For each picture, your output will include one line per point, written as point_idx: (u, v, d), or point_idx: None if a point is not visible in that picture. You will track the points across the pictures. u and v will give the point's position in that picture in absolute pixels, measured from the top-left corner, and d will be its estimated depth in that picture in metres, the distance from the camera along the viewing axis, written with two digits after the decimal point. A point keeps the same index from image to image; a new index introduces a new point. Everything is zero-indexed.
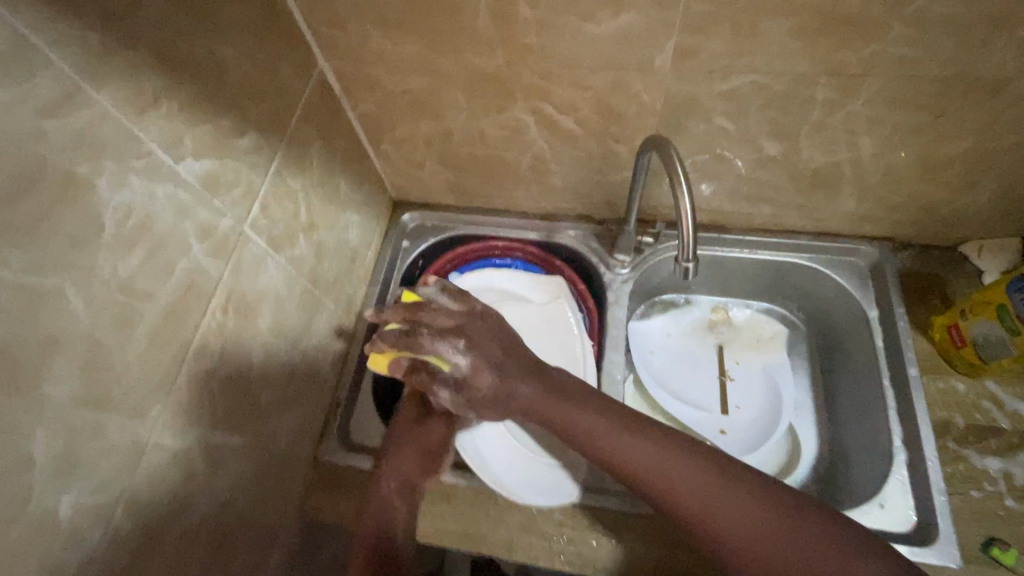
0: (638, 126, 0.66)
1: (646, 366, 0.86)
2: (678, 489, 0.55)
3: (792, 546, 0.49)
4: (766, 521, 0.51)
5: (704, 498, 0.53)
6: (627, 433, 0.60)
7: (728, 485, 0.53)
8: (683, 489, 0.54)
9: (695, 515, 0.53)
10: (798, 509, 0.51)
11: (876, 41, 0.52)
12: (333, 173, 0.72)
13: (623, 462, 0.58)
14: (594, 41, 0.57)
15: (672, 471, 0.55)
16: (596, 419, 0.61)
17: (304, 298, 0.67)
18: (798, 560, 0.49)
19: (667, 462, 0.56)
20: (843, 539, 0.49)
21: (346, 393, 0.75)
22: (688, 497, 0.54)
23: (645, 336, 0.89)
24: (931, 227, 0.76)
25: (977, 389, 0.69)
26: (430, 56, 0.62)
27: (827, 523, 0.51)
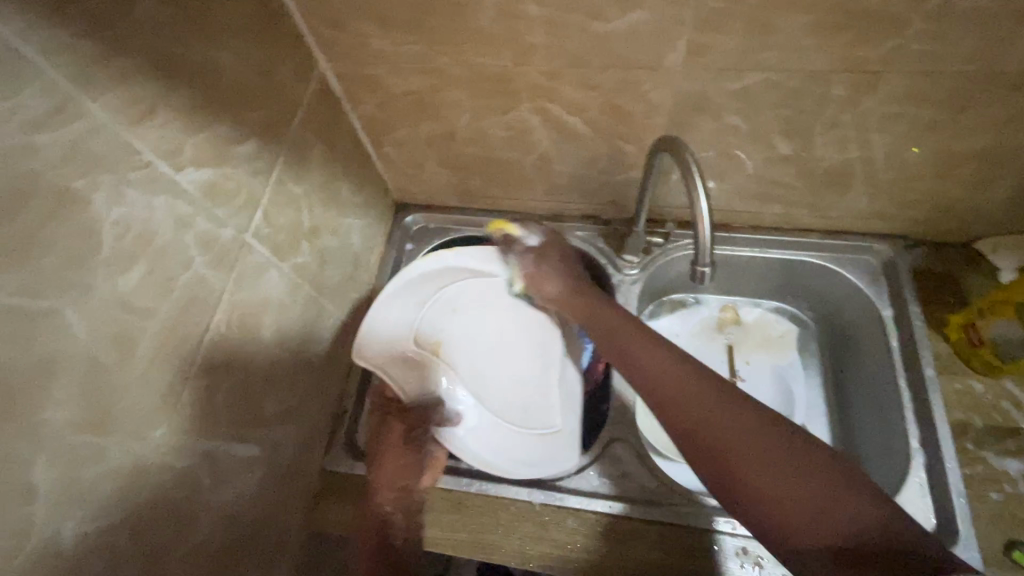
0: (647, 126, 0.64)
1: None
2: (682, 402, 0.49)
3: (770, 455, 0.42)
4: (766, 431, 0.43)
5: (705, 407, 0.47)
6: (662, 348, 0.57)
7: (717, 390, 0.48)
8: (672, 391, 0.51)
9: (679, 416, 0.49)
10: (783, 427, 0.44)
11: (896, 37, 0.50)
12: (335, 178, 0.70)
13: (631, 366, 0.58)
14: (603, 40, 0.55)
15: (684, 393, 0.50)
16: (619, 321, 0.63)
17: (308, 306, 0.66)
18: (777, 474, 0.41)
19: (683, 376, 0.52)
20: (830, 465, 0.41)
21: (351, 401, 0.74)
22: (677, 407, 0.49)
23: None
24: (945, 225, 0.74)
25: (995, 389, 0.68)
26: (433, 56, 0.61)
27: (813, 450, 0.42)
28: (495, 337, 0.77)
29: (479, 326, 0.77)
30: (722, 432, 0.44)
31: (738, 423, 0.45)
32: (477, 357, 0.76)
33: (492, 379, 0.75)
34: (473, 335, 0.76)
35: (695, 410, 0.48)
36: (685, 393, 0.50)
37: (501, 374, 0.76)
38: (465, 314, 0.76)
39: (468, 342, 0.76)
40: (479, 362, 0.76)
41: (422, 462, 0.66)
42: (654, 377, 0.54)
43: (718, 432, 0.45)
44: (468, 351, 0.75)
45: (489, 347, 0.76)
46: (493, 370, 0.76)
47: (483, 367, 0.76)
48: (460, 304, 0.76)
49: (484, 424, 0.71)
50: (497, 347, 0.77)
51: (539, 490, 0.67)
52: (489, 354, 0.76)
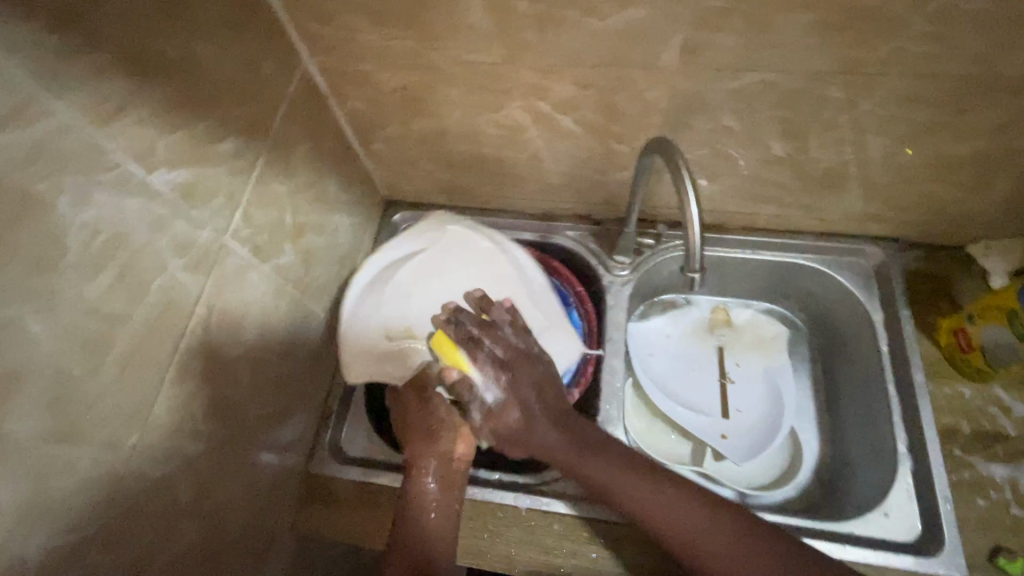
0: (641, 125, 0.63)
1: (646, 368, 0.84)
2: (694, 545, 0.54)
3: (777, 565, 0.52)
4: (746, 541, 0.54)
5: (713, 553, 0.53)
6: (635, 476, 0.58)
7: (724, 526, 0.54)
8: (680, 531, 0.55)
9: (706, 565, 0.53)
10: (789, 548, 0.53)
11: (894, 39, 0.49)
12: (322, 175, 0.68)
13: (625, 499, 0.57)
14: (597, 38, 0.53)
15: (685, 528, 0.54)
16: (581, 454, 0.59)
17: (292, 307, 0.64)
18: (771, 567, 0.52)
19: (688, 519, 0.55)
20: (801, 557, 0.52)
21: (337, 403, 0.73)
22: (700, 553, 0.54)
23: (645, 337, 0.86)
24: (937, 228, 0.74)
25: (984, 394, 0.68)
26: (422, 51, 0.59)
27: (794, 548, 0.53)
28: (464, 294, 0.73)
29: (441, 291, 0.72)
30: (682, 527, 0.55)
31: (739, 567, 0.53)
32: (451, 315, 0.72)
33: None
34: (444, 296, 0.72)
35: (702, 546, 0.54)
36: (682, 521, 0.55)
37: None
38: (434, 281, 0.73)
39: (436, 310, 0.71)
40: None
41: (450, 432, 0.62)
42: (657, 518, 0.56)
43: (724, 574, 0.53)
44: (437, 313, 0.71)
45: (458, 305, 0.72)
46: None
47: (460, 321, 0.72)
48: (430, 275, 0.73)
49: None
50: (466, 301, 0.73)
51: (527, 494, 0.66)
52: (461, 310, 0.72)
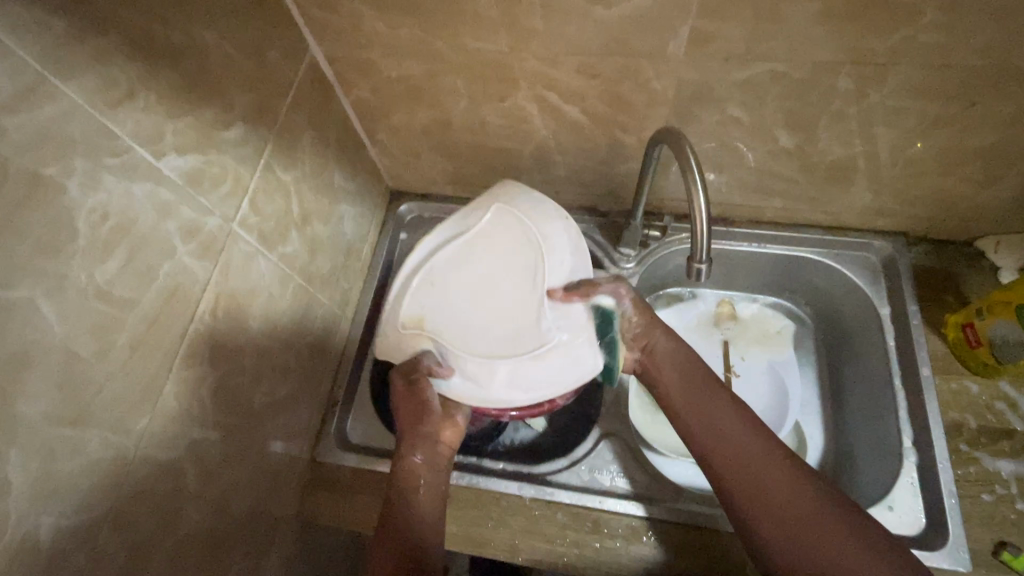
0: (647, 116, 0.63)
1: None
2: (767, 493, 0.51)
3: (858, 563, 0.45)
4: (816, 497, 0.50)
5: (778, 499, 0.50)
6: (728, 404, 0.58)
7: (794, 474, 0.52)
8: (747, 461, 0.53)
9: (755, 493, 0.51)
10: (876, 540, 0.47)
11: (906, 28, 0.49)
12: (327, 165, 0.68)
13: (702, 423, 0.57)
14: (604, 26, 0.53)
15: (759, 470, 0.52)
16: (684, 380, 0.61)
17: (298, 296, 0.64)
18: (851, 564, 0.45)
19: (761, 455, 0.53)
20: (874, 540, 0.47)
21: (342, 392, 0.73)
22: (755, 479, 0.52)
23: None
24: (946, 223, 0.73)
25: (991, 390, 0.67)
26: (428, 40, 0.59)
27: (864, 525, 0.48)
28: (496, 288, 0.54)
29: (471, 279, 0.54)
30: (752, 458, 0.53)
31: (814, 524, 0.48)
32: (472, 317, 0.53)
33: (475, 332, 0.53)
34: (469, 291, 0.54)
35: (768, 494, 0.51)
36: (761, 470, 0.52)
37: (496, 323, 0.53)
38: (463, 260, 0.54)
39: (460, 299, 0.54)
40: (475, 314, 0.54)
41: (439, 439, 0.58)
42: (728, 442, 0.55)
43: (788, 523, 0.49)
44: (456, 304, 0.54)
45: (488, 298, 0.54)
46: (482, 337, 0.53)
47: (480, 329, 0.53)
48: (459, 262, 0.55)
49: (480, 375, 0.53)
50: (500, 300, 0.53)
51: (530, 484, 0.67)
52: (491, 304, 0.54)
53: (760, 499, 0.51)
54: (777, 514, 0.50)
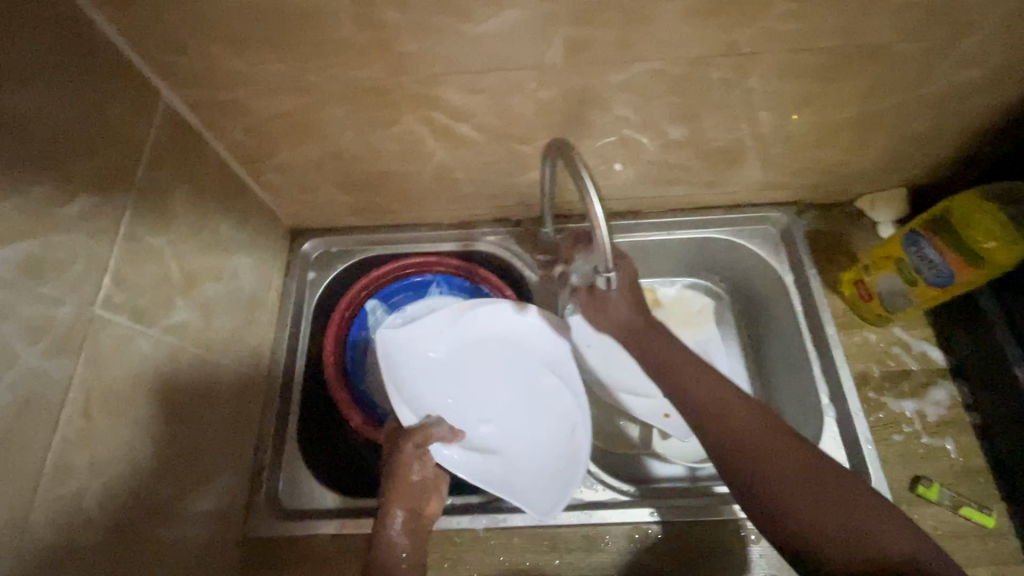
0: (539, 125, 0.62)
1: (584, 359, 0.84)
2: (770, 454, 0.50)
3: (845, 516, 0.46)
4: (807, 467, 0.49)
5: (780, 474, 0.49)
6: (714, 380, 0.57)
7: (778, 436, 0.52)
8: (740, 434, 0.52)
9: (750, 459, 0.51)
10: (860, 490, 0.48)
11: (763, 19, 0.50)
12: (208, 217, 0.62)
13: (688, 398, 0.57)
14: (476, 43, 0.51)
15: (760, 442, 0.51)
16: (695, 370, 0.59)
17: (196, 367, 0.58)
18: (838, 521, 0.46)
19: (749, 422, 0.53)
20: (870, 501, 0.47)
21: (267, 454, 0.68)
22: (749, 446, 0.51)
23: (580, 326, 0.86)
24: (829, 189, 0.78)
25: (887, 336, 0.73)
26: (296, 73, 0.54)
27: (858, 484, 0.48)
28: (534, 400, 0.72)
29: (542, 397, 0.72)
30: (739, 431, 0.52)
31: (811, 494, 0.48)
32: (486, 402, 0.72)
33: (461, 408, 0.71)
34: (461, 383, 0.72)
35: (761, 449, 0.51)
36: (758, 444, 0.51)
37: (481, 417, 0.71)
38: (461, 356, 0.73)
39: (524, 359, 0.74)
40: (465, 396, 0.72)
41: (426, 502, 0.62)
42: (717, 418, 0.54)
43: (766, 466, 0.50)
44: (522, 357, 0.74)
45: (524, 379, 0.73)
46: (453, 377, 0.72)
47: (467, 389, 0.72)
48: (447, 355, 0.73)
49: (478, 437, 0.69)
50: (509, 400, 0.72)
51: (483, 514, 0.66)
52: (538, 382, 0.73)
53: (746, 453, 0.51)
54: (762, 462, 0.50)
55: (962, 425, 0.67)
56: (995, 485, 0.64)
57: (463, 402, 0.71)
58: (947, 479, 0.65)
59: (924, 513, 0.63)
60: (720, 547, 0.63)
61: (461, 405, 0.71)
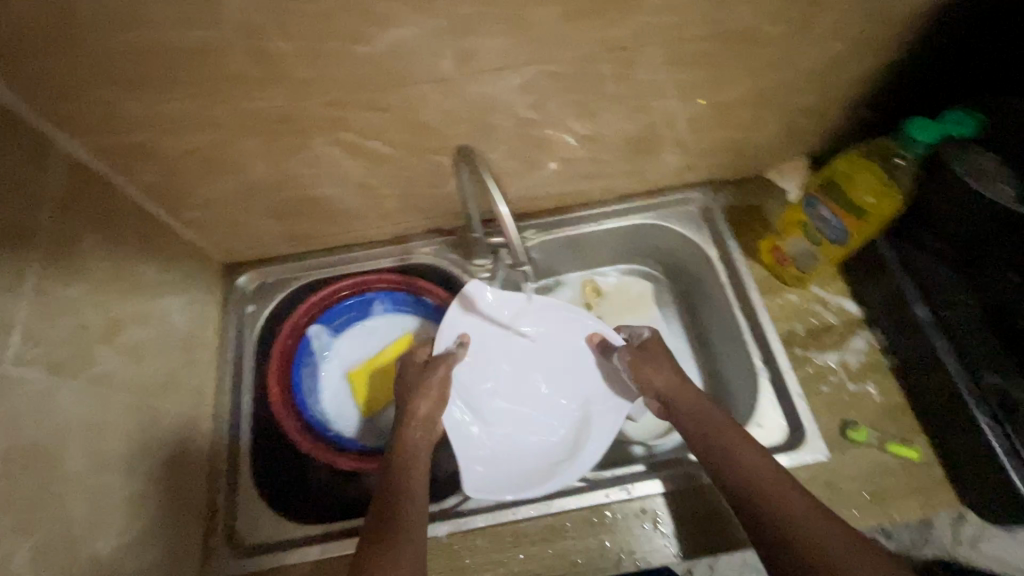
0: (449, 135, 0.64)
1: None
2: (802, 518, 0.55)
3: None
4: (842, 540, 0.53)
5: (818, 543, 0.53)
6: (756, 452, 0.61)
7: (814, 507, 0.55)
8: (778, 505, 0.56)
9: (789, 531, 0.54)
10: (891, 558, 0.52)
11: (637, 15, 0.54)
12: (128, 262, 0.62)
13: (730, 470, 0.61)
14: (370, 63, 0.53)
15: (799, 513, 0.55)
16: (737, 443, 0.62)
17: (129, 414, 0.58)
18: None
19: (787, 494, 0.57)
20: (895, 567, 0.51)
21: (222, 495, 0.68)
22: (789, 518, 0.55)
23: None
24: (740, 165, 0.83)
25: (807, 296, 0.78)
26: (197, 109, 0.55)
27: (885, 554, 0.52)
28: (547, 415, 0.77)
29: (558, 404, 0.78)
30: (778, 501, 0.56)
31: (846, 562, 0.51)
32: (512, 388, 0.78)
33: (486, 377, 0.78)
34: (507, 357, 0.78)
35: (768, 485, 0.58)
36: (796, 515, 0.55)
37: (500, 394, 0.78)
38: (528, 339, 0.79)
39: (568, 375, 0.79)
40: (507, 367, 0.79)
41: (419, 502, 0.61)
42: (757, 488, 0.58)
43: (803, 536, 0.53)
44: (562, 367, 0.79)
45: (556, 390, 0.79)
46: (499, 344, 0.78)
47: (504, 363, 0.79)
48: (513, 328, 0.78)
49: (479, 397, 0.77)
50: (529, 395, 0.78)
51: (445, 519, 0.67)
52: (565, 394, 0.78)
53: (787, 523, 0.55)
54: (801, 530, 0.54)
55: (881, 369, 0.72)
56: (916, 421, 0.69)
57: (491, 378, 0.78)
58: (873, 421, 0.69)
59: (856, 455, 0.67)
60: (674, 517, 0.65)
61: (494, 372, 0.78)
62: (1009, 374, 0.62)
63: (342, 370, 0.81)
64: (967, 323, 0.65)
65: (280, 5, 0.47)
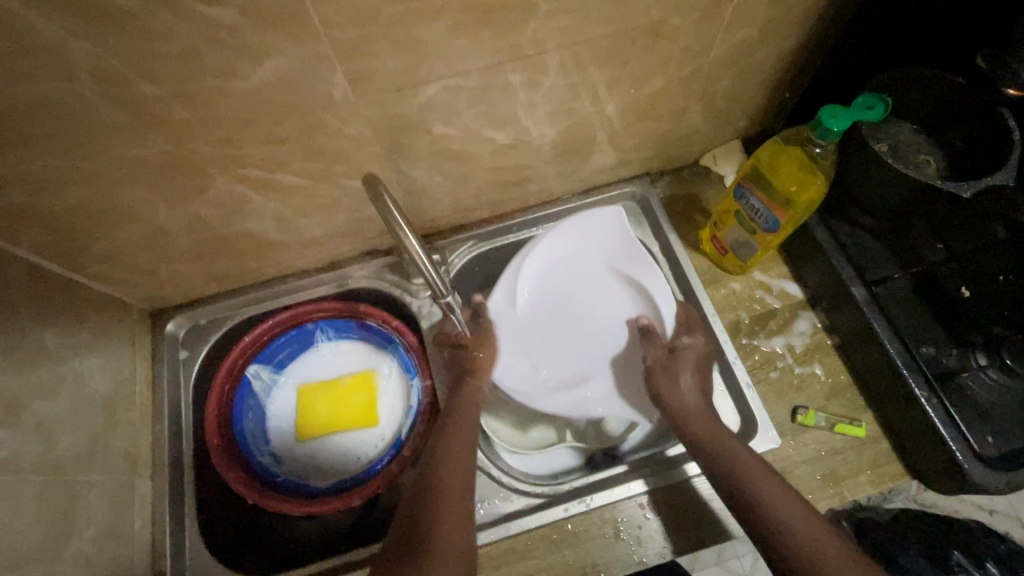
0: (360, 159, 0.61)
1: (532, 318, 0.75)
2: (757, 490, 0.56)
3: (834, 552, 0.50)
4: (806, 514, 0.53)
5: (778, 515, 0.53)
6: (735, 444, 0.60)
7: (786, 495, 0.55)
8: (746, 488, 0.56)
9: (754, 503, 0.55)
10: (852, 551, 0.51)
11: (534, 20, 0.51)
12: (25, 331, 0.57)
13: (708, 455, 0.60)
14: (254, 96, 0.50)
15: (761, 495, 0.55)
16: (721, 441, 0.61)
17: (43, 495, 0.54)
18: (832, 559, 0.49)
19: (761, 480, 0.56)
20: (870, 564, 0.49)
21: (169, 557, 0.65)
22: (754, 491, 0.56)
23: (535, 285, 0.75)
24: (674, 154, 0.81)
25: (750, 282, 0.77)
26: (70, 162, 0.51)
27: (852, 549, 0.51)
28: (536, 358, 0.75)
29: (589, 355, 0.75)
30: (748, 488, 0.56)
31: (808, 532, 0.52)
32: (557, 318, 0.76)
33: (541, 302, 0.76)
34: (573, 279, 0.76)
35: (740, 475, 0.57)
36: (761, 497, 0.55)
37: (551, 318, 0.76)
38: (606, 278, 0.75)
39: (592, 326, 0.76)
40: (573, 290, 0.76)
41: (462, 507, 0.58)
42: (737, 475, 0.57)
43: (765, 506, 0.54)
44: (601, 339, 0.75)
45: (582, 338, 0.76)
46: (565, 259, 0.75)
47: (554, 283, 0.76)
48: (598, 249, 0.74)
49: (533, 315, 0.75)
50: (565, 320, 0.76)
51: None
52: (586, 351, 0.75)
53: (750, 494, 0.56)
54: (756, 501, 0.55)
55: (824, 349, 0.73)
56: (859, 396, 0.70)
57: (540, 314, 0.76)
58: (820, 403, 0.70)
59: (805, 440, 0.68)
60: (637, 523, 0.65)
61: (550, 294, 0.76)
62: (940, 345, 0.65)
63: (301, 386, 0.78)
64: (898, 298, 0.68)
65: (135, 48, 0.43)
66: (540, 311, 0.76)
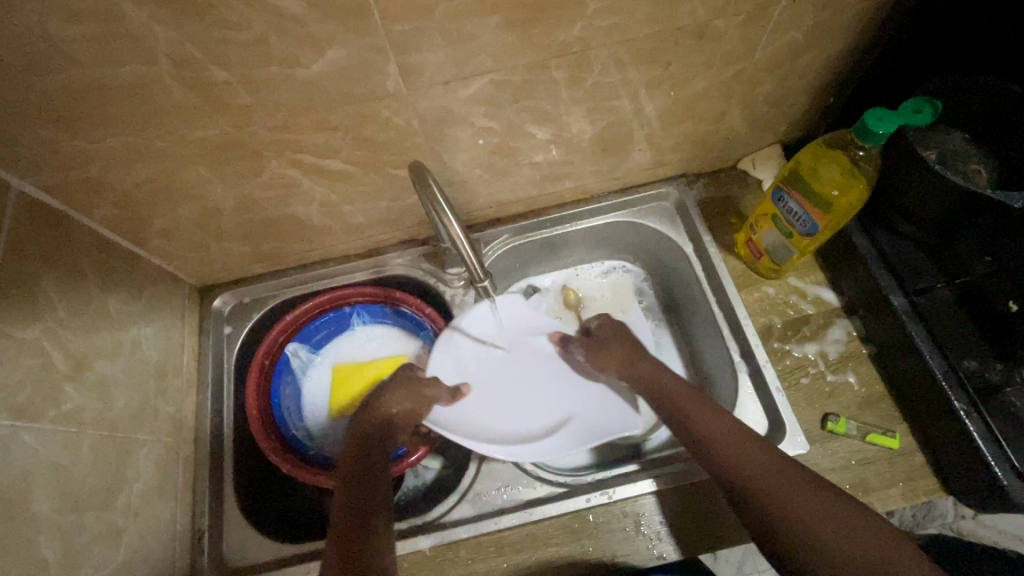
0: (407, 149, 0.64)
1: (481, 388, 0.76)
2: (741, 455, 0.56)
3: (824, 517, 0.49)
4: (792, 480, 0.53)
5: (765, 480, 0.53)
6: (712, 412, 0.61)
7: (777, 462, 0.55)
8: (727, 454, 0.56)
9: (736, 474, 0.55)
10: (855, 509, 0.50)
11: (581, 18, 0.53)
12: (92, 296, 0.61)
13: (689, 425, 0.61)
14: (312, 84, 0.53)
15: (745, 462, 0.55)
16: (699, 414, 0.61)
17: (100, 449, 0.58)
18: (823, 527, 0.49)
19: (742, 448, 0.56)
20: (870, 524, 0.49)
21: (207, 518, 0.69)
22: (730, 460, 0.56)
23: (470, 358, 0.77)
24: (712, 156, 0.81)
25: (784, 287, 0.77)
26: (142, 141, 0.55)
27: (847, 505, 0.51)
28: (507, 422, 0.74)
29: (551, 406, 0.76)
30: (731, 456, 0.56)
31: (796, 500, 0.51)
32: (505, 383, 0.77)
33: (486, 372, 0.77)
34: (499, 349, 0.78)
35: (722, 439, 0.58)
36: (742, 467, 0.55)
37: (498, 390, 0.76)
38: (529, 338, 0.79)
39: (541, 380, 0.77)
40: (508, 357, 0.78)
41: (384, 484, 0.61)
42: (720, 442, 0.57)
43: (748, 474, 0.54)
44: (553, 390, 0.77)
45: (537, 396, 0.76)
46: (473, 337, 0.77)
47: (490, 354, 0.78)
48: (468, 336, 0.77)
49: (483, 387, 0.76)
50: (513, 385, 0.77)
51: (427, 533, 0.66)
52: (547, 404, 0.76)
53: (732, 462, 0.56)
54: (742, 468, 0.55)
55: (859, 358, 0.72)
56: (894, 407, 0.69)
57: (491, 380, 0.77)
58: (853, 412, 0.69)
59: (835, 447, 0.67)
60: (659, 519, 0.65)
61: (487, 365, 0.77)
62: (984, 359, 0.63)
63: (338, 367, 0.82)
64: (941, 309, 0.66)
65: (211, 36, 0.46)
66: (487, 380, 0.77)
